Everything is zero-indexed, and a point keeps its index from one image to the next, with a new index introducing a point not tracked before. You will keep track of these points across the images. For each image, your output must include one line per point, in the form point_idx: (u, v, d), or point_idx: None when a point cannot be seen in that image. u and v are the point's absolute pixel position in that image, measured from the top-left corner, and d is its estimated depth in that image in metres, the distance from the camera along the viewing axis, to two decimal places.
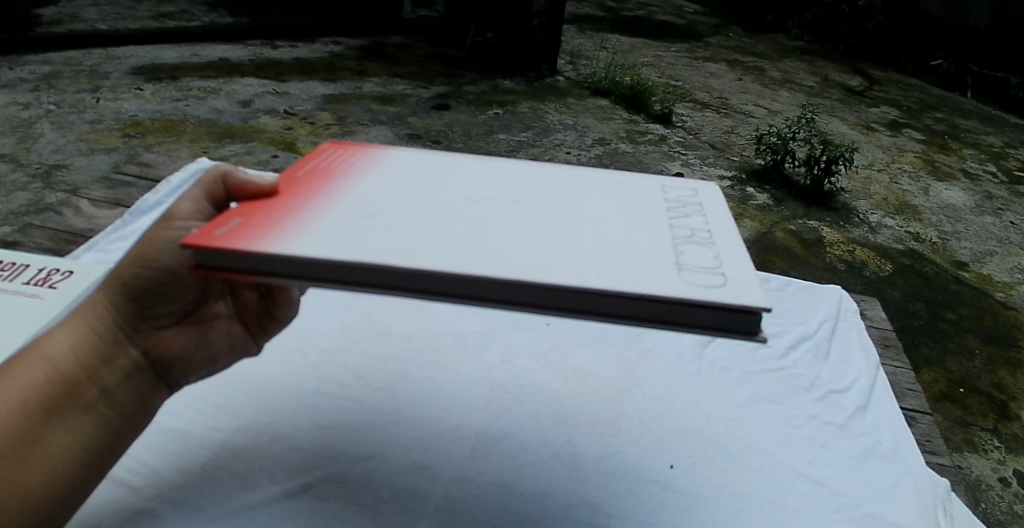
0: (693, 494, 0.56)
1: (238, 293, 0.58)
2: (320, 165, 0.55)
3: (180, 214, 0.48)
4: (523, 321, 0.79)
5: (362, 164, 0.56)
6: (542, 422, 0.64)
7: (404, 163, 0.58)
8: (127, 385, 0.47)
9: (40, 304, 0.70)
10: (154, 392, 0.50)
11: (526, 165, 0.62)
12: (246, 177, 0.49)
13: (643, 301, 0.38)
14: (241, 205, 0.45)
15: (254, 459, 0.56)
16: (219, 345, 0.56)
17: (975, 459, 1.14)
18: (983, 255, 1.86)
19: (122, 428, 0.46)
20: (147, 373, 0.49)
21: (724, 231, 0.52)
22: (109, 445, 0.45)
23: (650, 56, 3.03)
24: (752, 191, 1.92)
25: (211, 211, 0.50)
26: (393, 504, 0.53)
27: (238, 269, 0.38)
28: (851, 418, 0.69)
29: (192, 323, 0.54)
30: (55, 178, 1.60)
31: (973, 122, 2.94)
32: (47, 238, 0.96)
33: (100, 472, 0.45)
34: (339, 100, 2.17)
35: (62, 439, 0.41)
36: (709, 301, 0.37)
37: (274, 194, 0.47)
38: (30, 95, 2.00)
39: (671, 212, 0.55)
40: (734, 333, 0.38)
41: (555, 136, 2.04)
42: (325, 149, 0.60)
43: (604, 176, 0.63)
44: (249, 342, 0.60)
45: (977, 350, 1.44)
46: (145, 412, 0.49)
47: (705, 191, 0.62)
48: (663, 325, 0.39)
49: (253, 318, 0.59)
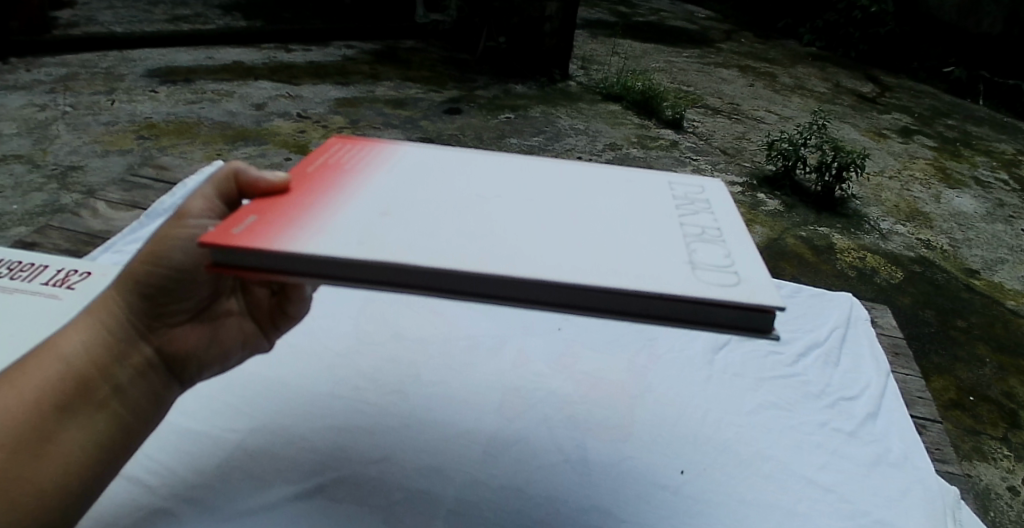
0: (703, 500, 0.57)
1: (250, 290, 0.59)
2: (330, 161, 0.56)
3: (192, 212, 0.49)
4: (535, 325, 0.80)
5: (373, 161, 0.58)
6: (554, 426, 0.65)
7: (415, 161, 0.59)
8: (139, 382, 0.49)
9: (58, 305, 0.72)
10: (166, 388, 0.52)
11: (535, 163, 0.64)
12: (255, 173, 0.50)
13: (657, 300, 0.39)
14: (255, 202, 0.46)
15: (271, 460, 0.57)
16: (233, 341, 0.58)
17: (984, 468, 1.13)
18: (994, 262, 1.85)
19: (133, 425, 0.48)
20: (158, 370, 0.51)
21: (734, 230, 0.53)
22: (121, 442, 0.47)
23: (661, 61, 3.03)
24: (763, 196, 1.92)
25: (222, 207, 0.51)
26: (407, 505, 0.54)
27: (254, 268, 0.39)
28: (861, 425, 0.69)
29: (204, 320, 0.55)
30: (71, 179, 1.64)
31: (985, 129, 2.92)
32: (65, 239, 0.98)
33: (114, 467, 0.47)
34: (350, 104, 2.19)
35: (74, 437, 0.43)
36: (724, 300, 0.38)
37: (287, 192, 0.48)
38: (47, 97, 2.05)
39: (681, 209, 0.56)
40: (750, 331, 0.40)
41: (567, 141, 2.06)
42: (332, 145, 0.61)
43: (613, 173, 0.64)
44: (261, 337, 0.61)
45: (987, 359, 1.43)
46: (158, 408, 0.51)
47: (712, 188, 0.63)
48: (680, 324, 0.40)
49: (264, 313, 0.60)
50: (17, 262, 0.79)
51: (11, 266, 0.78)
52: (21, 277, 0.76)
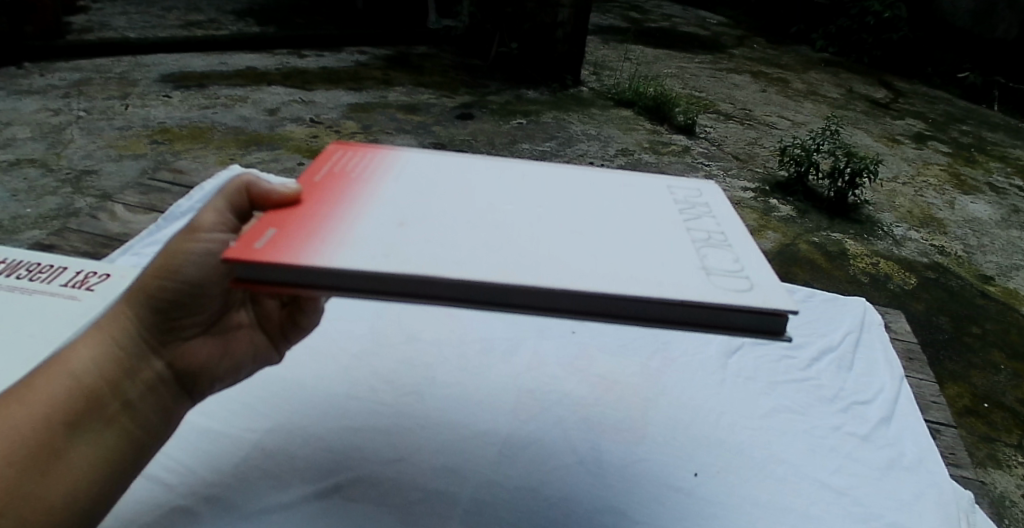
0: (715, 502, 0.58)
1: (259, 302, 0.60)
2: (335, 169, 0.58)
3: (206, 226, 0.50)
4: (549, 329, 0.81)
5: (381, 168, 0.59)
6: (568, 429, 0.66)
7: (423, 168, 0.60)
8: (151, 398, 0.49)
9: (78, 305, 0.74)
10: (178, 402, 0.52)
11: (541, 168, 0.65)
12: (267, 185, 0.51)
13: (677, 306, 0.40)
14: (267, 214, 0.48)
15: (289, 460, 0.59)
16: (243, 353, 0.58)
17: (999, 475, 1.12)
18: (1009, 269, 1.83)
19: (144, 441, 0.48)
20: (170, 385, 0.51)
21: (738, 233, 0.54)
22: (130, 458, 0.47)
23: (674, 67, 3.04)
24: (775, 202, 1.92)
25: (234, 220, 0.52)
26: (424, 505, 0.55)
27: (277, 282, 0.40)
28: (875, 430, 0.69)
29: (215, 333, 0.55)
30: (86, 184, 1.67)
31: (1001, 135, 2.89)
32: (83, 242, 1.01)
33: (124, 483, 0.47)
34: (363, 110, 2.22)
35: (84, 454, 0.43)
36: (742, 305, 0.39)
37: (300, 203, 0.49)
38: (62, 102, 2.09)
39: (684, 213, 0.57)
40: (763, 333, 0.41)
41: (578, 146, 2.07)
42: (336, 152, 0.62)
43: (614, 177, 0.65)
44: (271, 350, 0.62)
45: (1002, 366, 1.42)
46: (169, 424, 0.51)
47: (709, 191, 0.64)
48: (698, 328, 0.41)
49: (275, 325, 0.61)
50: (37, 263, 0.82)
51: (31, 267, 0.81)
52: (41, 279, 0.79)
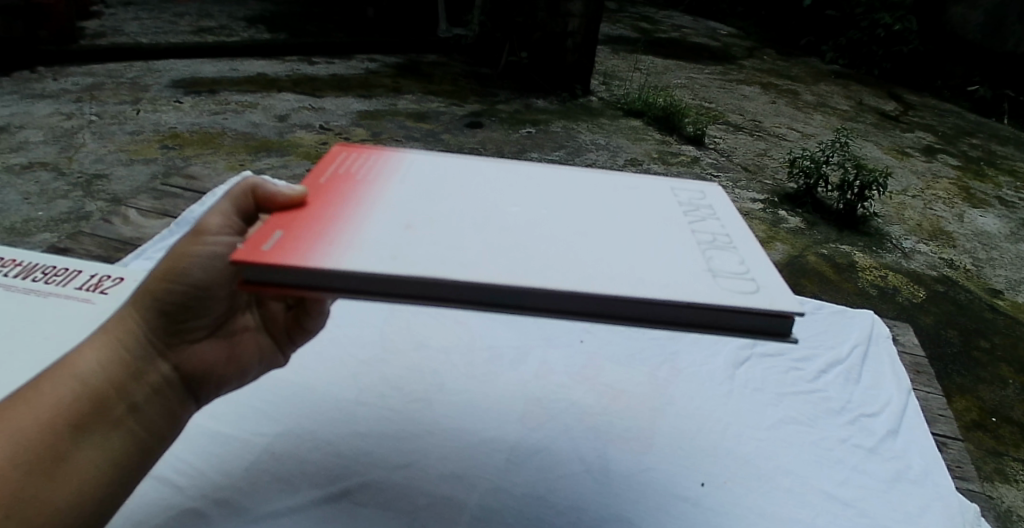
0: (722, 512, 0.58)
1: (265, 305, 0.60)
2: (340, 171, 0.59)
3: (210, 230, 0.50)
4: (557, 337, 0.82)
5: (387, 171, 0.60)
6: (576, 437, 0.66)
7: (425, 170, 0.61)
8: (156, 400, 0.49)
9: (91, 308, 0.75)
10: (183, 406, 0.53)
11: (547, 172, 0.65)
12: (274, 188, 0.51)
13: (689, 309, 0.40)
14: (272, 216, 0.48)
15: (296, 465, 0.59)
16: (248, 356, 0.59)
17: (1006, 489, 1.10)
18: (1018, 283, 1.82)
19: (149, 443, 0.48)
20: (176, 388, 0.52)
21: (743, 236, 0.54)
22: (136, 460, 0.47)
23: (683, 77, 3.05)
24: (784, 214, 1.92)
25: (239, 223, 0.53)
26: (430, 510, 0.56)
27: (283, 283, 0.40)
28: (882, 442, 0.70)
29: (222, 336, 0.56)
30: (96, 187, 1.70)
31: (1010, 149, 2.88)
32: (97, 245, 1.03)
33: (129, 486, 0.47)
34: (373, 117, 2.24)
35: (89, 455, 0.44)
36: (751, 306, 0.40)
37: (303, 206, 0.50)
38: (74, 106, 2.13)
39: (688, 216, 0.58)
40: (770, 334, 0.41)
41: (587, 156, 2.08)
42: (339, 155, 0.63)
43: (616, 179, 0.65)
44: (276, 352, 0.62)
45: (1010, 380, 1.40)
46: (174, 427, 0.51)
47: (712, 193, 0.65)
48: (707, 330, 0.41)
49: (280, 329, 0.62)
50: (52, 267, 0.83)
51: (47, 270, 0.83)
52: (55, 282, 0.80)
